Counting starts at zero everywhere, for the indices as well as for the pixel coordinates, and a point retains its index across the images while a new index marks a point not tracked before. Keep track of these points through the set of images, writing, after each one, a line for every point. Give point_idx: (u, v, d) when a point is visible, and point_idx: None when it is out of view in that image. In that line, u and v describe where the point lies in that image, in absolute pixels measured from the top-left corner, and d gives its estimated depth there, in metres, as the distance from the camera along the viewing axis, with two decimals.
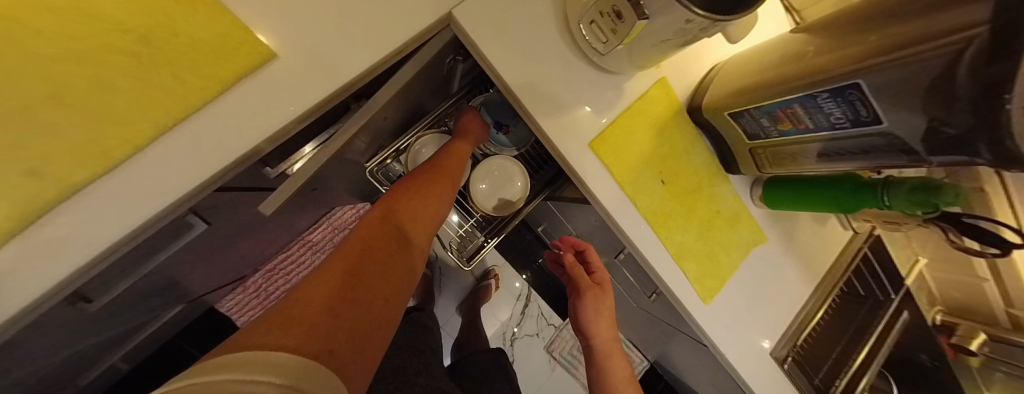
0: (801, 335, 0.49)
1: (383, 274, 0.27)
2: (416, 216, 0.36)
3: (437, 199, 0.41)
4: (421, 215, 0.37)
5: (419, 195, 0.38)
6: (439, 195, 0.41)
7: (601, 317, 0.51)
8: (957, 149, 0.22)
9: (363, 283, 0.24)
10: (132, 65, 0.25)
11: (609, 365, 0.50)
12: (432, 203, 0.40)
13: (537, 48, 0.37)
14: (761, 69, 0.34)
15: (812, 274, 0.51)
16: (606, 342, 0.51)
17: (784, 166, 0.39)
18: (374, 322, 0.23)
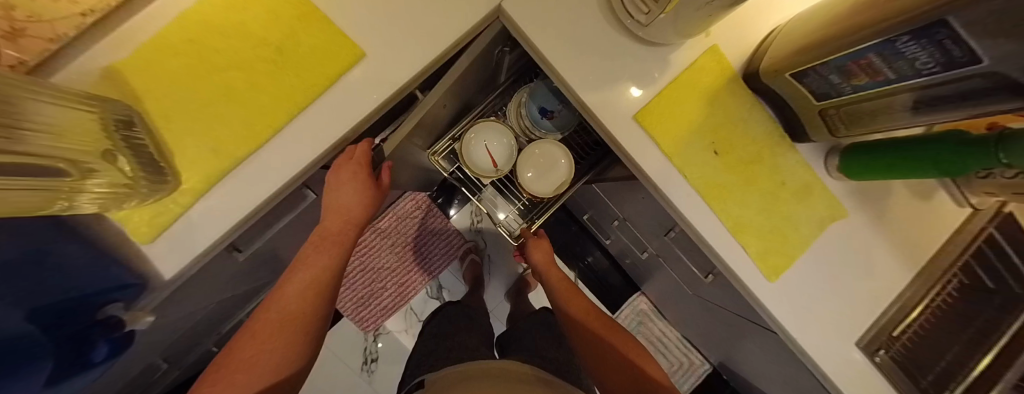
0: (899, 327, 0.43)
1: (280, 324, 0.33)
2: (280, 325, 0.33)
3: (303, 290, 0.36)
4: (282, 330, 0.33)
5: (280, 300, 0.34)
6: (306, 288, 0.36)
7: (539, 248, 0.61)
8: None
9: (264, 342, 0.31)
10: (271, 70, 0.34)
11: (550, 275, 0.58)
12: (295, 305, 0.34)
13: (579, 29, 0.39)
14: (829, 20, 0.31)
15: (915, 257, 0.44)
16: (544, 262, 0.60)
17: (864, 125, 0.35)
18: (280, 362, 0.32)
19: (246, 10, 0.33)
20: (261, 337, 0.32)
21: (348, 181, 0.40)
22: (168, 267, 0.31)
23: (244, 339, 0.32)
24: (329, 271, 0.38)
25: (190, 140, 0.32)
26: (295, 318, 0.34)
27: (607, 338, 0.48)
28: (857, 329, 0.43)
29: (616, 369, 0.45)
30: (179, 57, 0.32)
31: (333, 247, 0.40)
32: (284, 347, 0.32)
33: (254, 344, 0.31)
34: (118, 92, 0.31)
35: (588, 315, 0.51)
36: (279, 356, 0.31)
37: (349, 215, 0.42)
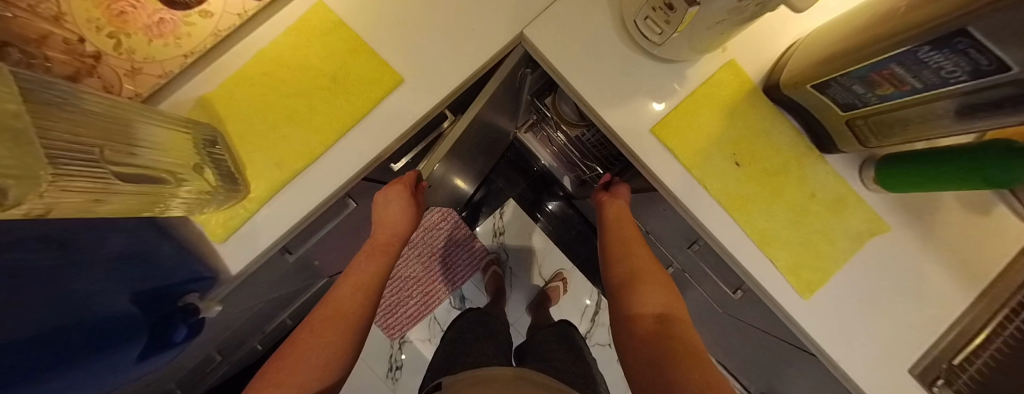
0: (961, 353, 0.39)
1: (335, 321, 0.36)
2: (335, 322, 0.36)
3: (354, 292, 0.39)
4: (337, 326, 0.36)
5: (336, 301, 0.38)
6: (356, 291, 0.40)
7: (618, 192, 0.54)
8: None
9: (323, 333, 0.35)
10: (326, 96, 0.39)
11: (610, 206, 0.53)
12: (347, 305, 0.38)
13: (597, 49, 0.42)
14: (844, 34, 0.32)
15: (975, 276, 0.40)
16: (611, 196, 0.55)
17: (898, 135, 0.33)
18: (335, 355, 0.35)
19: (309, 47, 0.40)
20: (320, 333, 0.35)
21: (398, 198, 0.46)
22: (233, 264, 0.36)
23: (304, 333, 0.35)
24: (377, 277, 0.42)
25: (259, 156, 0.38)
26: (348, 317, 0.37)
27: (647, 265, 0.43)
28: (909, 355, 0.39)
29: (650, 289, 0.40)
30: (254, 87, 0.39)
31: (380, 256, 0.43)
32: (340, 339, 0.35)
33: (314, 337, 0.35)
34: (207, 116, 0.37)
35: (636, 245, 0.47)
36: (330, 351, 0.34)
37: (395, 229, 0.46)
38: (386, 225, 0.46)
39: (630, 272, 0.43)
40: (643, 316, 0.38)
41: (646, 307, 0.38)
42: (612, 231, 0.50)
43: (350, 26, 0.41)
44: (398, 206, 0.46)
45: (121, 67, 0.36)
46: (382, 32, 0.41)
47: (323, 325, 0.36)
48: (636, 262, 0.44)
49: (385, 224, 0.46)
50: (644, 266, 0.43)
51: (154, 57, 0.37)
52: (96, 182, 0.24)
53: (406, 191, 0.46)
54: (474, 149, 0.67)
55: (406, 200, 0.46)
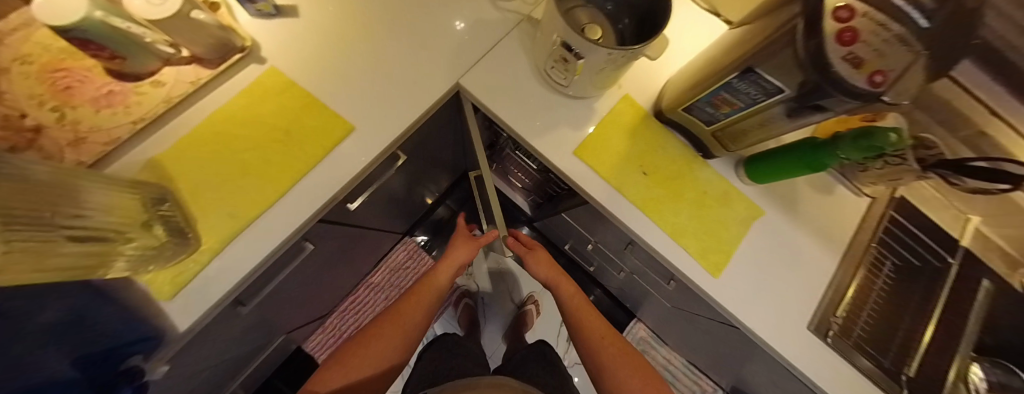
0: (839, 307, 0.48)
1: (398, 329, 0.51)
2: (395, 333, 0.51)
3: (413, 313, 0.54)
4: (395, 335, 0.51)
5: (401, 316, 0.52)
6: (418, 311, 0.54)
7: (537, 260, 0.61)
8: (818, 96, 0.30)
9: (389, 338, 0.50)
10: (279, 147, 0.43)
11: (532, 262, 0.62)
12: (407, 322, 0.53)
13: (522, 93, 0.51)
14: (692, 74, 0.45)
15: (836, 242, 0.50)
16: (547, 274, 0.62)
17: (743, 141, 0.44)
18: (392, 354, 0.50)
19: (260, 106, 0.43)
20: (384, 341, 0.50)
21: (465, 245, 0.60)
22: (181, 319, 0.35)
23: (373, 337, 0.50)
24: (433, 303, 0.56)
25: (212, 209, 0.39)
26: (405, 331, 0.52)
27: (619, 363, 0.53)
28: (803, 315, 0.47)
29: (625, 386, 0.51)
30: (206, 146, 0.41)
31: (444, 284, 0.58)
32: (394, 349, 0.50)
33: (379, 344, 0.49)
34: (156, 177, 0.39)
35: (604, 337, 0.56)
36: (386, 356, 0.49)
37: (459, 261, 0.59)
38: (451, 256, 0.59)
39: (609, 379, 0.52)
40: None
41: None
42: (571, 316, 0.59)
43: (301, 85, 0.45)
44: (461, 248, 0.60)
45: (65, 137, 0.37)
46: (330, 89, 0.46)
47: (389, 333, 0.51)
48: (612, 363, 0.53)
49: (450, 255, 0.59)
50: (619, 369, 0.52)
51: (100, 126, 0.38)
52: (46, 242, 0.25)
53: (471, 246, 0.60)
54: (415, 176, 0.73)
55: (467, 245, 0.60)
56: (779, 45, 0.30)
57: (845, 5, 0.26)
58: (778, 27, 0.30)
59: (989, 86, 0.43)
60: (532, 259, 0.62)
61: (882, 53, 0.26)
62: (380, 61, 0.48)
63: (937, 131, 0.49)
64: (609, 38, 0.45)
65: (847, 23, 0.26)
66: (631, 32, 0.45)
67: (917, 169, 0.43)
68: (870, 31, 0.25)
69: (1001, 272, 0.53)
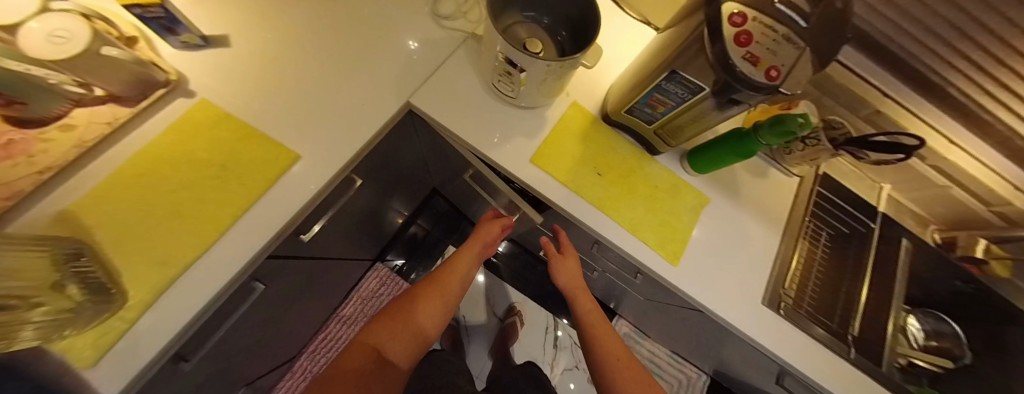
0: (786, 279, 0.52)
1: (421, 314, 0.52)
2: (419, 318, 0.52)
3: (437, 300, 0.54)
4: (432, 302, 0.53)
5: (424, 302, 0.53)
6: (443, 298, 0.54)
7: (565, 269, 0.60)
8: (730, 92, 0.33)
9: (413, 322, 0.51)
10: (217, 184, 0.40)
11: (560, 271, 0.60)
12: (431, 309, 0.53)
13: (475, 107, 0.52)
14: (629, 79, 0.48)
15: (775, 220, 0.55)
16: (571, 286, 0.61)
17: (681, 136, 0.48)
18: (414, 336, 0.52)
19: (192, 141, 0.41)
20: (410, 324, 0.51)
21: (492, 225, 0.59)
22: (108, 385, 0.30)
23: (396, 321, 0.51)
24: (457, 289, 0.56)
25: (137, 258, 0.35)
26: (428, 318, 0.53)
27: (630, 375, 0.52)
28: (757, 291, 0.50)
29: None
30: (127, 189, 0.37)
31: (471, 263, 0.58)
32: (418, 333, 0.52)
33: (404, 328, 0.51)
34: (66, 230, 0.34)
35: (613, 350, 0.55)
36: (411, 337, 0.51)
37: (483, 246, 0.58)
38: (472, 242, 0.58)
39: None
40: None
41: None
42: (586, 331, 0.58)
43: (237, 117, 0.43)
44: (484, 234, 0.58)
45: None
46: (273, 118, 0.45)
47: (413, 317, 0.52)
48: (617, 373, 0.52)
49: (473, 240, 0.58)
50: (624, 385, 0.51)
51: None
52: None
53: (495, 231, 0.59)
54: (377, 199, 0.71)
55: (491, 231, 0.59)
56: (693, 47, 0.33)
57: (740, 11, 0.29)
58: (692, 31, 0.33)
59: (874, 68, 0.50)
60: (558, 269, 0.60)
61: (774, 51, 0.29)
62: (325, 85, 0.47)
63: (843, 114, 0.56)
64: (550, 50, 0.48)
65: (742, 27, 0.29)
66: (570, 43, 0.47)
67: (827, 147, 0.49)
68: (760, 34, 0.29)
69: (914, 231, 0.61)
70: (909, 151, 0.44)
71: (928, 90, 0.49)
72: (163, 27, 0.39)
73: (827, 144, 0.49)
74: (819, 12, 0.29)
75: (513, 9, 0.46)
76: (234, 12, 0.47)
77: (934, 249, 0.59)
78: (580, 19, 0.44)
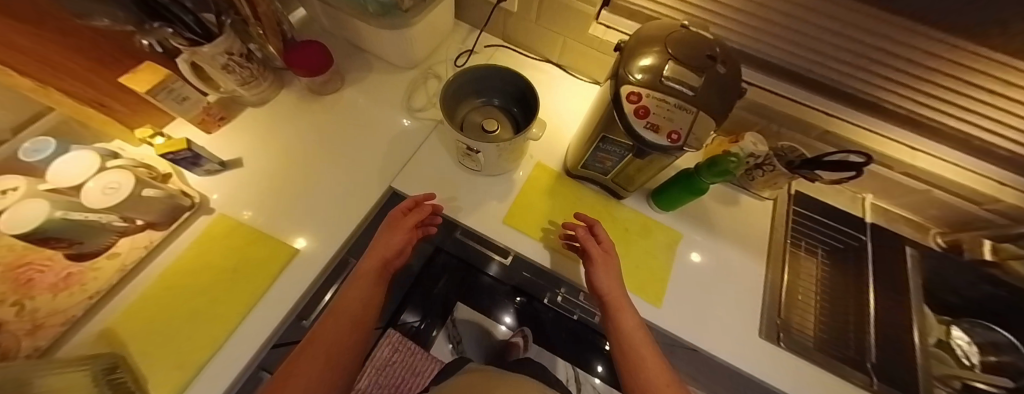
0: (783, 307, 0.50)
1: (318, 356, 0.39)
2: (318, 358, 0.39)
3: (343, 323, 0.42)
4: (332, 337, 0.41)
5: (326, 330, 0.41)
6: (347, 322, 0.42)
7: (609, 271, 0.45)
8: (647, 151, 0.37)
9: (310, 364, 0.38)
10: (228, 284, 0.46)
11: (601, 274, 0.45)
12: (332, 340, 0.40)
13: (449, 180, 0.58)
14: (579, 139, 0.54)
15: (757, 246, 0.55)
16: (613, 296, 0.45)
17: (634, 184, 0.51)
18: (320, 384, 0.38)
19: (210, 251, 0.48)
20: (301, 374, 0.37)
21: (396, 231, 0.48)
22: None
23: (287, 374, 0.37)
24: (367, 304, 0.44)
25: (159, 365, 0.40)
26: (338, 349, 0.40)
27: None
28: (754, 324, 0.48)
29: None
30: (155, 301, 0.44)
31: (373, 288, 0.45)
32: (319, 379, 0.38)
33: (295, 383, 0.37)
34: (107, 345, 0.40)
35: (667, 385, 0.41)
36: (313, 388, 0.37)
37: (387, 251, 0.47)
38: (380, 246, 0.48)
39: None
40: None
41: None
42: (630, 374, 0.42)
43: (246, 224, 0.51)
44: (395, 236, 0.48)
45: (22, 328, 0.39)
46: (276, 220, 0.52)
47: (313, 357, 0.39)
48: None
49: (379, 245, 0.48)
50: None
51: (57, 309, 0.41)
52: None
53: (414, 220, 0.49)
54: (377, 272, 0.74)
55: (403, 222, 0.48)
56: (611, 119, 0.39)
57: (635, 91, 0.34)
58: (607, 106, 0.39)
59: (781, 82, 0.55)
60: (602, 271, 0.45)
61: (670, 118, 0.33)
62: (318, 183, 0.55)
63: (797, 136, 0.58)
64: (505, 126, 0.55)
65: (638, 103, 0.34)
66: (521, 117, 0.54)
67: (782, 170, 0.52)
68: (656, 106, 0.34)
69: (915, 236, 0.58)
70: (858, 168, 0.45)
71: (867, 106, 0.51)
72: (190, 163, 0.49)
73: (782, 167, 0.52)
74: (707, 80, 0.34)
75: (469, 99, 0.54)
76: (245, 137, 0.58)
77: (942, 253, 0.57)
78: (526, 98, 0.52)
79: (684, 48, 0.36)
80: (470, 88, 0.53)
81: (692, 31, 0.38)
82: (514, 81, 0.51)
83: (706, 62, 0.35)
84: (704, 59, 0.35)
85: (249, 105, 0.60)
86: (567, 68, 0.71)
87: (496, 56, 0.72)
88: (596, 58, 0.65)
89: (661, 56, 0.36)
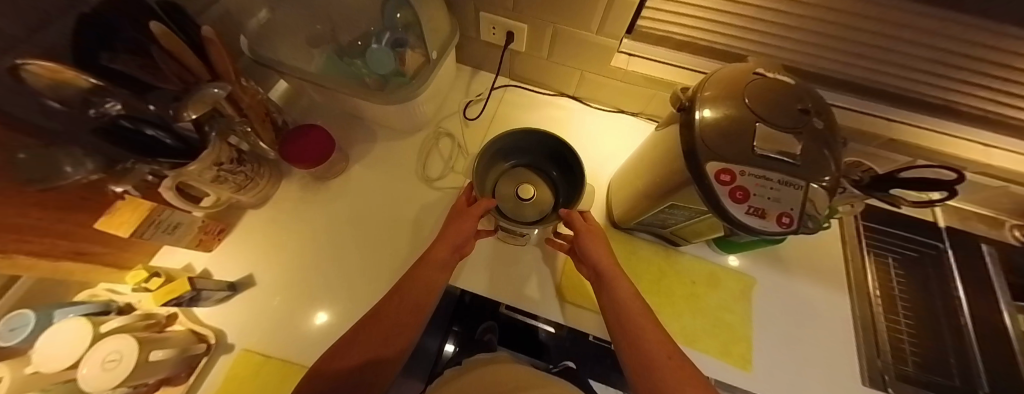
0: (875, 346, 0.47)
1: (403, 302, 0.38)
2: (405, 303, 0.38)
3: (430, 274, 0.40)
4: (420, 282, 0.40)
5: (417, 278, 0.40)
6: (433, 276, 0.40)
7: (598, 247, 0.43)
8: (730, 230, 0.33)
9: (396, 307, 0.38)
10: None
11: (592, 246, 0.43)
12: (418, 291, 0.39)
13: (488, 257, 0.54)
14: (628, 192, 0.49)
15: (832, 277, 0.52)
16: (610, 267, 0.42)
17: (699, 236, 0.46)
18: (401, 325, 0.37)
19: None
20: (387, 318, 0.37)
21: (465, 218, 0.42)
22: None
23: (378, 314, 0.38)
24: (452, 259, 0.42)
25: None
26: (422, 300, 0.39)
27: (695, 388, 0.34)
28: (853, 372, 0.45)
29: None
30: None
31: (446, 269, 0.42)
32: (402, 324, 0.37)
33: (381, 322, 0.37)
34: None
35: (669, 354, 0.36)
36: (395, 330, 0.37)
37: (466, 226, 0.42)
38: (461, 217, 0.43)
39: None
40: None
41: None
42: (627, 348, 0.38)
43: (273, 356, 0.45)
44: (464, 225, 0.42)
45: None
46: (304, 345, 0.45)
47: (399, 307, 0.38)
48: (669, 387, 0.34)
49: (458, 218, 0.43)
50: None
51: None
52: None
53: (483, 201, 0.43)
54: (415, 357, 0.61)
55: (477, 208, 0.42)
56: (689, 192, 0.35)
57: (726, 169, 0.29)
58: (682, 178, 0.34)
59: (831, 92, 0.49)
60: (592, 243, 0.43)
61: (776, 199, 0.28)
62: (347, 286, 0.49)
63: (853, 146, 0.54)
64: (543, 190, 0.50)
65: (733, 184, 0.29)
66: (561, 178, 0.49)
67: (857, 192, 0.46)
68: (756, 185, 0.28)
69: (991, 232, 0.55)
70: (947, 187, 0.41)
71: (936, 110, 0.47)
72: (191, 301, 0.43)
73: (855, 189, 0.46)
74: (808, 141, 0.30)
75: (498, 165, 0.49)
76: (254, 246, 0.51)
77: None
78: (567, 160, 0.46)
79: (770, 104, 0.31)
80: (495, 157, 0.47)
81: (770, 79, 0.34)
82: (541, 141, 0.46)
83: (801, 118, 0.31)
84: (797, 115, 0.31)
85: (248, 207, 0.54)
86: (585, 99, 0.66)
87: (506, 98, 0.66)
88: (619, 89, 0.60)
89: (746, 115, 0.31)
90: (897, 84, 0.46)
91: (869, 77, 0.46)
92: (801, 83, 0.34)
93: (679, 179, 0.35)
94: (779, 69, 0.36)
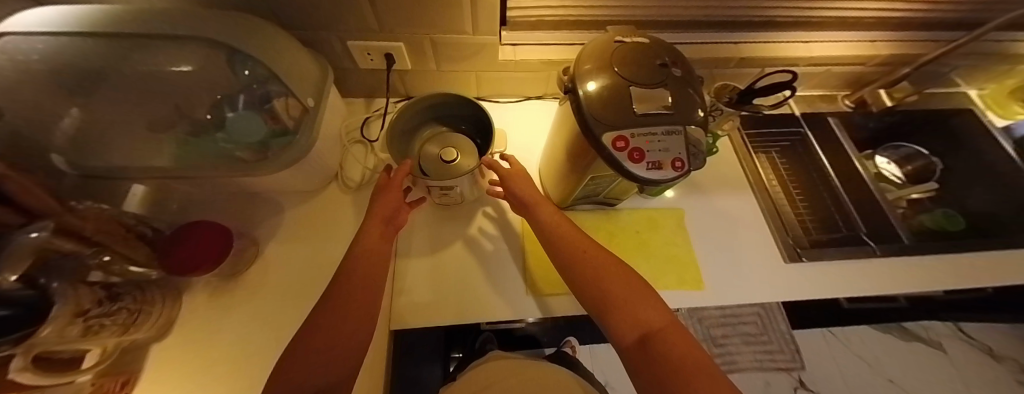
0: (785, 227, 0.56)
1: (361, 280, 0.34)
2: (363, 280, 0.34)
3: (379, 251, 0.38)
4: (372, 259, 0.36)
5: (367, 253, 0.36)
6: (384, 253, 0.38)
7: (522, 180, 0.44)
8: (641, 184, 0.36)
9: (353, 282, 0.33)
10: None
11: (512, 178, 0.44)
12: (369, 267, 0.35)
13: (449, 284, 0.53)
14: (555, 173, 0.51)
15: (739, 185, 0.60)
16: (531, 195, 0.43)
17: (626, 192, 0.50)
18: (365, 307, 0.33)
19: None
20: (355, 296, 0.32)
21: (391, 189, 0.42)
22: None
23: (341, 294, 0.32)
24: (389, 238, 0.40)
25: None
26: (377, 277, 0.35)
27: (609, 269, 0.35)
28: (779, 256, 0.54)
29: (631, 307, 0.32)
30: None
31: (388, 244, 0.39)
32: (367, 303, 0.33)
33: (346, 301, 0.32)
34: None
35: (584, 247, 0.37)
36: (362, 311, 0.32)
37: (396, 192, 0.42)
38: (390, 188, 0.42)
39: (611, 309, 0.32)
40: (623, 342, 0.31)
41: (626, 336, 0.31)
42: (557, 249, 0.38)
43: None
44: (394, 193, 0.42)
45: None
46: None
47: (360, 289, 0.33)
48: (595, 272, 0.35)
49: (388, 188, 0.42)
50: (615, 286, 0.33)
51: None
52: None
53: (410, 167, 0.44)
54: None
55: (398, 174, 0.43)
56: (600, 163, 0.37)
57: (619, 136, 0.31)
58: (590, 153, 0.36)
59: (688, 31, 0.56)
60: (514, 180, 0.44)
61: (665, 149, 0.32)
62: None
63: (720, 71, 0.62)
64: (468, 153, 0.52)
65: (628, 148, 0.31)
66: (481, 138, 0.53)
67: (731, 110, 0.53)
68: (646, 141, 0.31)
69: (830, 107, 0.69)
70: (790, 86, 0.49)
71: (765, 24, 0.57)
72: None
73: (729, 108, 0.53)
74: (673, 90, 0.34)
75: (429, 126, 0.54)
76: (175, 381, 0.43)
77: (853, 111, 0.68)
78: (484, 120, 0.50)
79: (634, 66, 0.34)
80: (425, 116, 0.52)
81: (630, 43, 0.37)
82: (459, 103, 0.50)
83: (661, 71, 0.34)
84: (658, 69, 0.34)
85: (149, 343, 0.44)
86: (490, 97, 0.66)
87: None
88: (517, 79, 0.61)
89: (618, 81, 0.33)
90: (733, 11, 0.53)
91: (711, 12, 0.53)
92: (654, 40, 0.38)
93: (588, 154, 0.37)
94: (636, 31, 0.39)
